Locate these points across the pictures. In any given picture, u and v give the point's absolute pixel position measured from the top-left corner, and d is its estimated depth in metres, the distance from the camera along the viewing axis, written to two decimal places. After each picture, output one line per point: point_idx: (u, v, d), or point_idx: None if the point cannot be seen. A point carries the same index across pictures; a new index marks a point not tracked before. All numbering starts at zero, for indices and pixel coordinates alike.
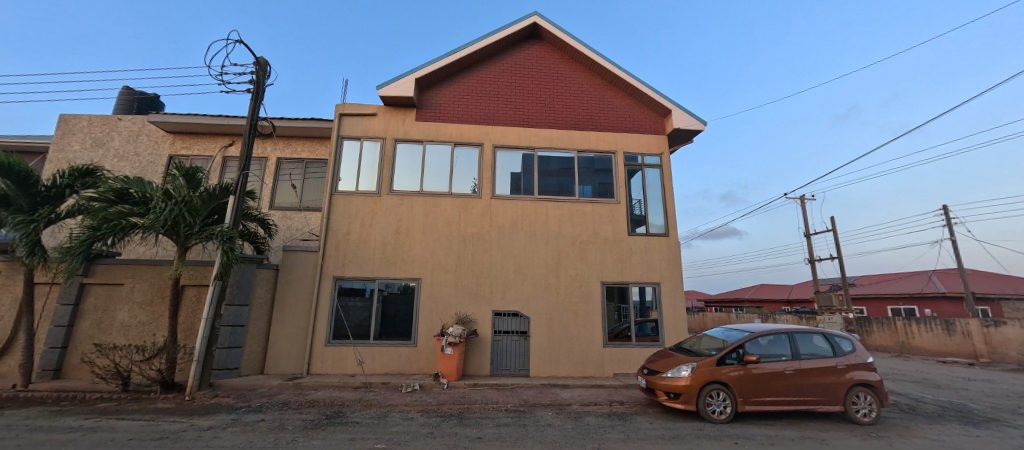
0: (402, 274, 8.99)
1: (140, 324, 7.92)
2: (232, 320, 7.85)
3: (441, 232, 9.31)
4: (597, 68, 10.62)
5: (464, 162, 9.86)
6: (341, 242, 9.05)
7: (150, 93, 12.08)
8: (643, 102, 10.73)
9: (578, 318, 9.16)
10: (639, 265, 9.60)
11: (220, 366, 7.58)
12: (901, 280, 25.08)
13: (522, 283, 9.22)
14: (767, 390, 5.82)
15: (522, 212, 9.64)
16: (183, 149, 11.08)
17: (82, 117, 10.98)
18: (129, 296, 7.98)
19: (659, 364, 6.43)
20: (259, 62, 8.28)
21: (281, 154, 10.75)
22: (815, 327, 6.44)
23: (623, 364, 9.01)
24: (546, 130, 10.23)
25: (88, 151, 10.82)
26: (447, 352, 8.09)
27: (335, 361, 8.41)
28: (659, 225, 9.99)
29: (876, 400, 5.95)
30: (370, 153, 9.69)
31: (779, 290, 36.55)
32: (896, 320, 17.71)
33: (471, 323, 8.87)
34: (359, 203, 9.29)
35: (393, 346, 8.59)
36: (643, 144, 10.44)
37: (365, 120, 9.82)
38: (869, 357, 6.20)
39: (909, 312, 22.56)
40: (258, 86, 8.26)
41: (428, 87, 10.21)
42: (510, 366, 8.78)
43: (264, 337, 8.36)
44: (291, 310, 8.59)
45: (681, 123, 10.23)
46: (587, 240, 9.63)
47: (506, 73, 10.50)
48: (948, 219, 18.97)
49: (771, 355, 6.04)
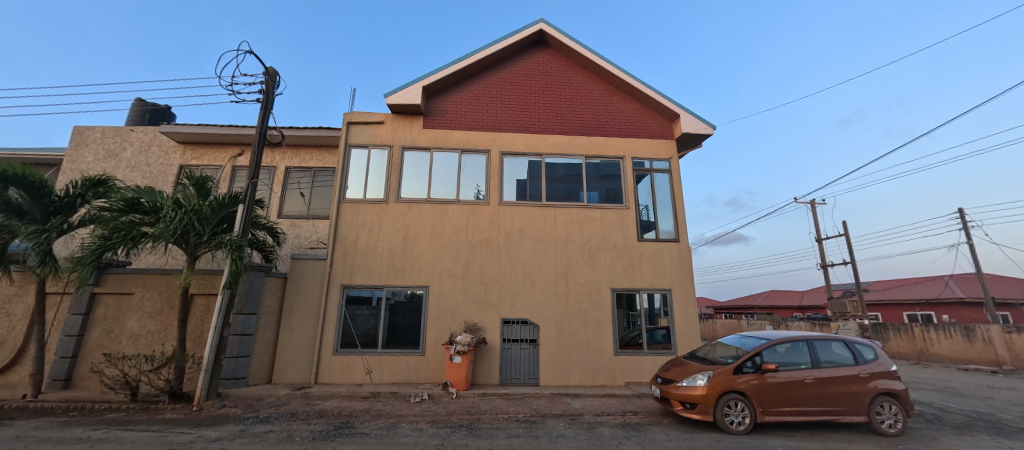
0: (410, 281, 8.93)
1: (149, 333, 7.92)
2: (239, 329, 7.80)
3: (449, 238, 9.26)
4: (603, 73, 10.59)
5: (471, 169, 9.83)
6: (349, 250, 9.02)
7: (162, 105, 12.23)
8: (650, 106, 10.66)
9: (588, 326, 9.01)
10: (650, 271, 9.46)
11: (228, 376, 7.51)
12: (916, 285, 24.55)
13: (531, 290, 9.11)
14: (787, 400, 5.64)
15: (530, 219, 9.57)
16: (193, 159, 11.18)
17: (96, 129, 11.14)
18: (139, 305, 7.99)
19: (673, 373, 6.27)
20: (269, 72, 8.37)
21: (289, 163, 10.81)
22: (834, 334, 6.26)
23: (634, 372, 8.83)
24: (553, 136, 10.19)
25: (101, 163, 10.96)
26: (456, 361, 7.98)
27: (343, 370, 8.32)
28: (669, 230, 9.85)
29: (901, 410, 5.74)
30: (377, 160, 9.70)
31: (790, 296, 35.95)
32: (914, 326, 17.29)
33: (479, 331, 8.76)
34: (367, 211, 9.28)
35: (401, 355, 8.50)
36: (651, 149, 10.36)
37: (373, 128, 9.85)
38: (892, 365, 6.00)
39: (926, 318, 22.10)
40: (267, 96, 8.33)
41: (435, 95, 10.24)
42: (519, 375, 8.64)
43: (272, 346, 8.31)
44: (299, 319, 8.55)
45: (690, 128, 10.13)
46: (596, 246, 9.52)
47: (512, 80, 10.50)
48: (965, 222, 18.55)
49: (790, 363, 5.87)
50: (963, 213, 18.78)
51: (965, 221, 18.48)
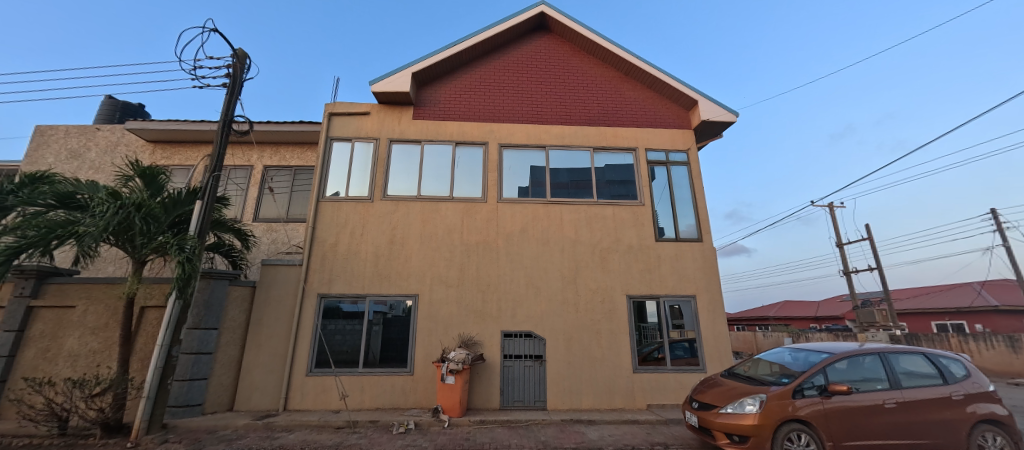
0: (397, 290, 7.81)
1: (90, 352, 6.78)
2: (195, 347, 6.63)
3: (441, 241, 8.16)
4: (611, 58, 9.66)
5: (466, 162, 8.82)
6: (328, 254, 7.94)
7: (133, 102, 11.35)
8: (663, 93, 9.68)
9: (601, 340, 7.83)
10: (670, 275, 8.31)
11: (179, 403, 6.35)
12: (943, 294, 23.18)
13: (535, 299, 7.96)
14: (864, 431, 4.47)
15: (532, 218, 8.49)
16: (163, 158, 10.22)
17: (59, 128, 10.24)
18: (81, 320, 6.89)
19: (712, 396, 5.09)
20: (238, 54, 7.42)
21: (267, 161, 9.86)
22: (912, 346, 5.13)
23: (656, 392, 7.61)
24: (557, 127, 9.20)
25: (63, 164, 10.01)
26: (448, 382, 6.81)
27: (317, 394, 7.15)
28: (690, 229, 8.74)
29: (1009, 441, 4.61)
30: (362, 154, 8.70)
31: (805, 307, 34.42)
32: (950, 337, 16.02)
33: (476, 346, 7.59)
34: (349, 210, 8.23)
35: (386, 375, 7.32)
36: (666, 140, 9.32)
37: (357, 119, 8.88)
38: (989, 384, 4.88)
39: (958, 327, 20.66)
40: (234, 82, 7.36)
41: (426, 83, 9.28)
42: (524, 397, 7.43)
43: (236, 367, 7.16)
44: (268, 334, 7.41)
45: (710, 115, 9.10)
46: (609, 248, 8.41)
47: (512, 67, 9.55)
48: (998, 223, 17.30)
49: (862, 382, 4.73)
50: (997, 211, 17.54)
51: (999, 222, 17.24)
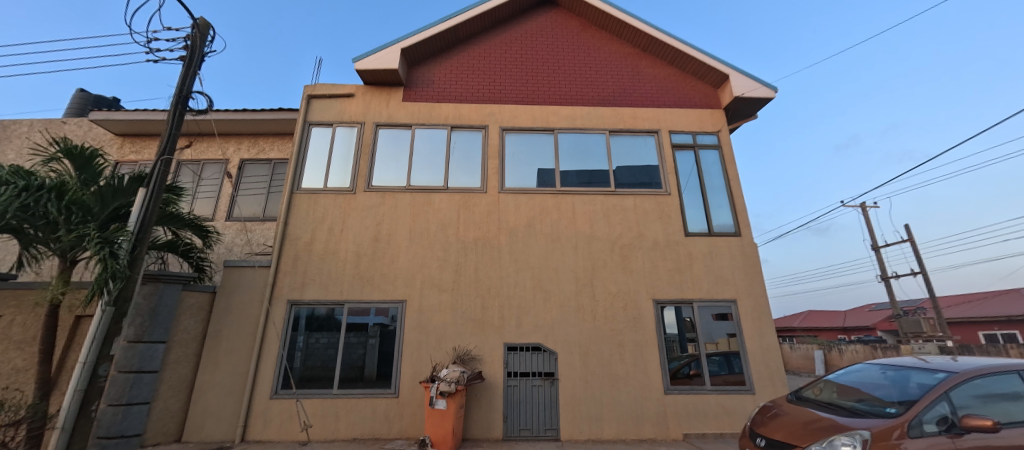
0: (381, 296, 6.63)
1: (12, 372, 5.67)
2: (135, 364, 5.46)
3: (433, 238, 7.00)
4: (626, 32, 8.55)
5: (463, 149, 7.70)
6: (302, 254, 6.82)
7: (108, 95, 10.52)
8: (686, 70, 8.52)
9: (624, 354, 6.53)
10: (704, 275, 7.02)
11: (110, 434, 5.17)
12: (988, 302, 21.41)
13: (544, 305, 6.72)
14: None
15: (540, 210, 7.30)
16: (132, 153, 9.30)
17: (23, 122, 9.39)
18: (4, 333, 5.78)
19: (784, 432, 3.73)
20: (199, 25, 6.41)
21: (244, 154, 8.88)
22: None
23: (692, 419, 6.27)
24: (566, 108, 8.07)
25: (24, 161, 9.13)
26: (438, 407, 5.55)
27: (283, 421, 5.95)
28: (725, 222, 7.47)
29: None
30: (344, 141, 7.63)
31: (832, 318, 32.44)
32: (1010, 347, 14.28)
33: (474, 362, 6.36)
34: (328, 203, 7.13)
35: (367, 397, 6.11)
36: (692, 120, 8.12)
37: (340, 102, 7.84)
38: None
39: (1010, 338, 18.87)
40: (193, 53, 6.34)
41: (419, 63, 8.25)
42: (531, 425, 6.14)
43: (187, 388, 6.00)
44: (228, 349, 6.26)
45: (743, 91, 7.87)
46: (630, 244, 7.16)
47: (515, 44, 8.50)
48: None
49: (1003, 411, 3.49)
50: None
51: None
